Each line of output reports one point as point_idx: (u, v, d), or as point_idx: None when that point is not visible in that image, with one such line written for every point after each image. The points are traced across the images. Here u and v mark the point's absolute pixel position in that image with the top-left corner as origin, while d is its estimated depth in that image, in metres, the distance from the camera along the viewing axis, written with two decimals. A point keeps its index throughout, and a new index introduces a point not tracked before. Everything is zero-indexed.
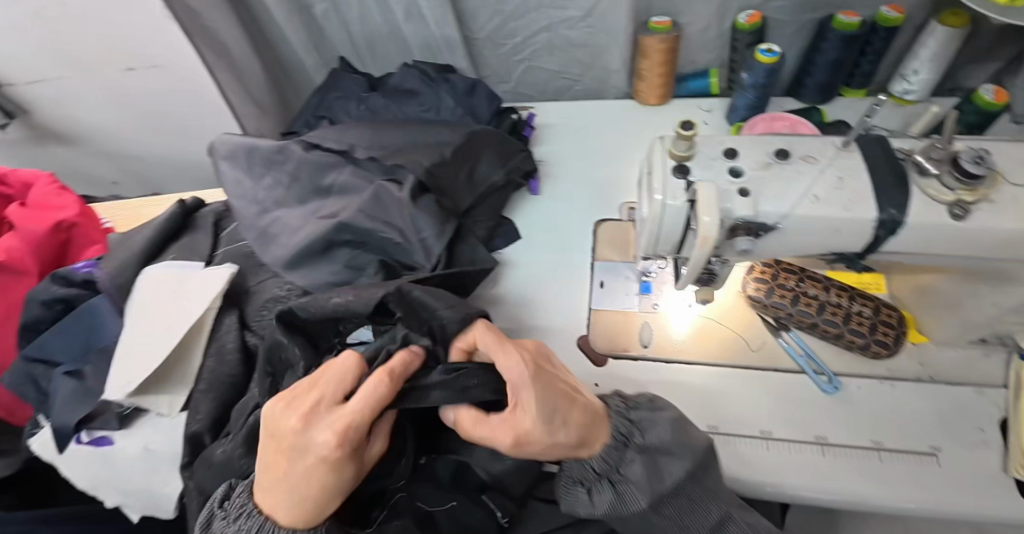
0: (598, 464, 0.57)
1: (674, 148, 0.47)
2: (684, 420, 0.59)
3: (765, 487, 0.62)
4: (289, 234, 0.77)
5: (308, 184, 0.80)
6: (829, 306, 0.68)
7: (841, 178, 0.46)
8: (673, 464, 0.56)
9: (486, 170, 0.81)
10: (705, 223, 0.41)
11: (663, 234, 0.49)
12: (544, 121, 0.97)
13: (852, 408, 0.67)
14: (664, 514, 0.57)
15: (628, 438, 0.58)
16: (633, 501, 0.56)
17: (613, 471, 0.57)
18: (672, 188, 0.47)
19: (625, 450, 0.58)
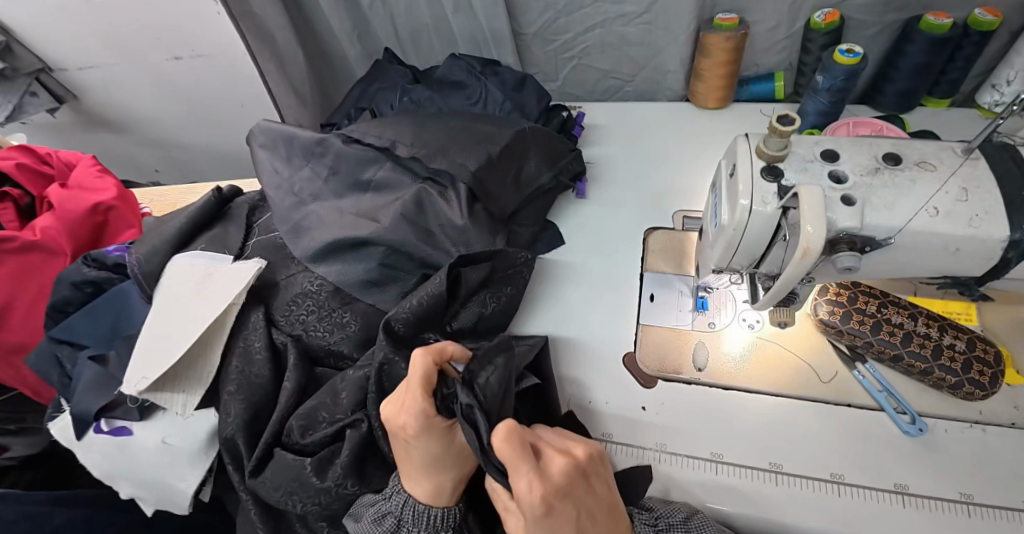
0: None
1: (765, 146, 0.41)
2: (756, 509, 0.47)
3: None
4: (323, 228, 0.73)
5: (345, 176, 0.76)
6: (915, 336, 0.61)
7: (966, 189, 0.39)
8: None
9: (534, 170, 0.75)
10: (808, 233, 0.35)
11: (744, 245, 0.43)
12: (594, 122, 0.92)
13: (938, 454, 0.59)
14: None
15: None
16: None
17: None
18: (762, 192, 0.40)
19: None
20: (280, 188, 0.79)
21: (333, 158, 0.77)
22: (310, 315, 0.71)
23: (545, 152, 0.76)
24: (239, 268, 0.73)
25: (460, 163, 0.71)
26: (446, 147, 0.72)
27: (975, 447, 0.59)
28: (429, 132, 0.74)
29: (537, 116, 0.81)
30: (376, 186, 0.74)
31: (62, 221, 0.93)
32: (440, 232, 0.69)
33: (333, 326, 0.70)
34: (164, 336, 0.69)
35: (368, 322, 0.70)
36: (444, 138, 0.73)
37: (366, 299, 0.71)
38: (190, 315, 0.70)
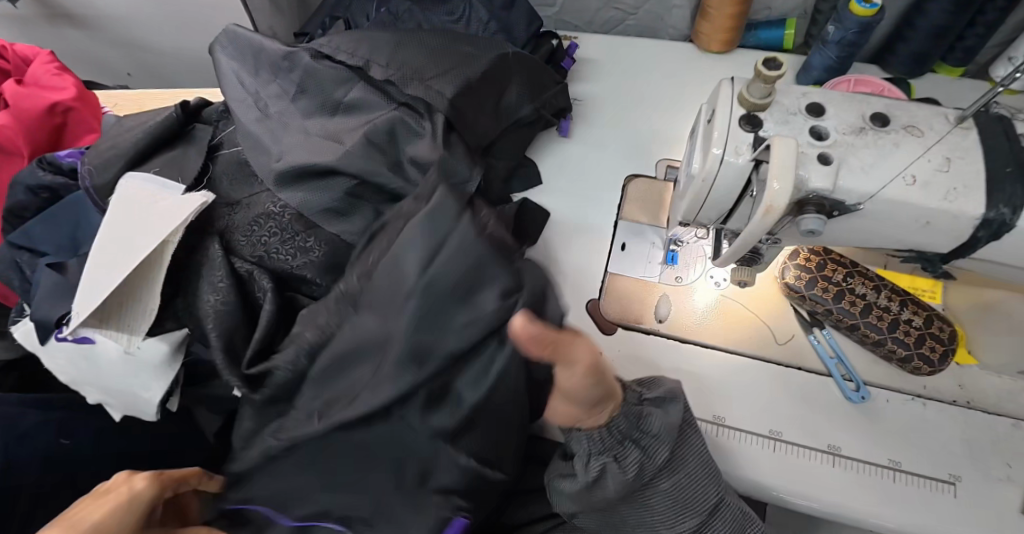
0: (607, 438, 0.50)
1: (748, 93, 0.38)
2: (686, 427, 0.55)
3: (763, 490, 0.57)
4: (287, 146, 0.69)
5: (314, 93, 0.71)
6: (875, 308, 0.61)
7: (949, 159, 0.37)
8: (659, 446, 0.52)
9: (515, 101, 0.71)
10: (774, 190, 0.33)
11: (713, 198, 0.41)
12: (589, 56, 0.86)
13: (875, 422, 0.60)
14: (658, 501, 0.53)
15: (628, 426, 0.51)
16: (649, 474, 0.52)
17: (634, 431, 0.52)
18: (738, 142, 0.38)
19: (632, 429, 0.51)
20: (245, 100, 0.74)
21: (301, 72, 0.71)
22: (270, 236, 0.69)
23: (527, 86, 0.71)
24: (188, 200, 0.70)
25: (436, 89, 0.66)
26: (422, 69, 0.66)
27: (912, 419, 0.60)
28: (405, 52, 0.68)
29: (525, 43, 0.75)
30: (346, 108, 0.70)
31: (19, 122, 0.88)
32: (410, 163, 0.66)
33: (294, 249, 0.68)
34: (99, 259, 0.66)
35: (334, 250, 0.68)
36: (421, 61, 0.67)
37: (330, 228, 0.67)
38: (125, 243, 0.66)
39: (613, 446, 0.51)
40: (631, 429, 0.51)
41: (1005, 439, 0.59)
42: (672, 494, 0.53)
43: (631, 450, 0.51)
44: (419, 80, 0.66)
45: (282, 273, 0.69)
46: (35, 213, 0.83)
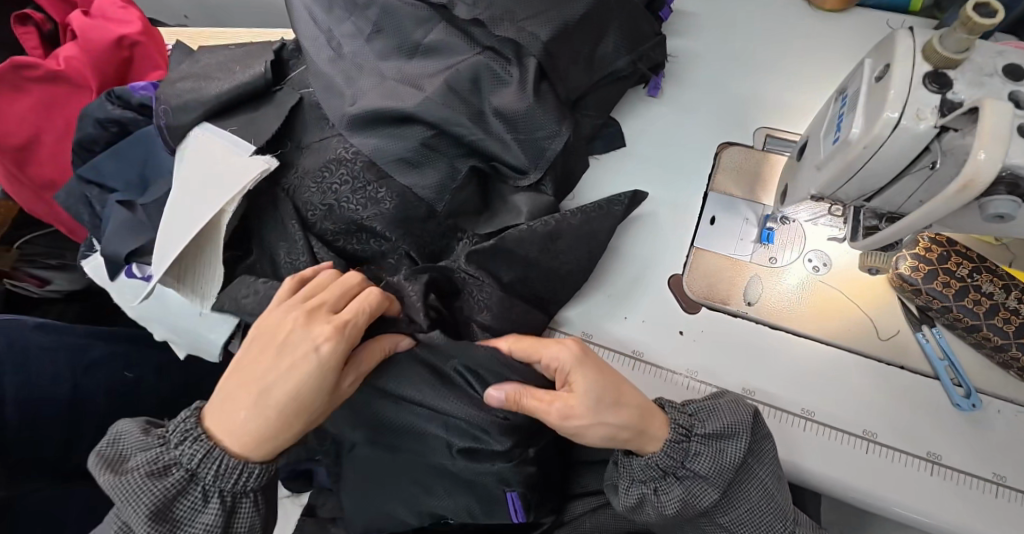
0: (662, 462, 0.52)
1: (940, 45, 0.32)
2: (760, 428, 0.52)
3: (851, 492, 0.53)
4: (361, 89, 0.65)
5: (393, 31, 0.66)
6: (1002, 310, 0.55)
7: None
8: (727, 451, 0.51)
9: (608, 53, 0.65)
10: (979, 161, 0.27)
11: (867, 171, 0.36)
12: (685, 9, 0.78)
13: (983, 432, 0.55)
14: (735, 505, 0.53)
15: (689, 431, 0.52)
16: (703, 494, 0.52)
17: (679, 467, 0.52)
18: (920, 103, 0.32)
19: (688, 445, 0.52)
20: (320, 39, 0.70)
21: (380, 8, 0.67)
22: (342, 185, 0.65)
23: (622, 36, 0.65)
24: (251, 157, 0.66)
25: (527, 34, 0.60)
26: (513, 10, 0.60)
27: None
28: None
29: None
30: (427, 51, 0.65)
31: (88, 54, 0.87)
32: (493, 114, 0.61)
33: (366, 200, 0.65)
34: (171, 220, 0.66)
35: (405, 202, 0.64)
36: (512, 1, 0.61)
37: (402, 179, 0.63)
38: (195, 206, 0.66)
39: (666, 471, 0.53)
40: (676, 464, 0.52)
41: None
42: (735, 514, 0.53)
43: (676, 484, 0.52)
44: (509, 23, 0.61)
45: (351, 224, 0.66)
46: (104, 148, 0.83)
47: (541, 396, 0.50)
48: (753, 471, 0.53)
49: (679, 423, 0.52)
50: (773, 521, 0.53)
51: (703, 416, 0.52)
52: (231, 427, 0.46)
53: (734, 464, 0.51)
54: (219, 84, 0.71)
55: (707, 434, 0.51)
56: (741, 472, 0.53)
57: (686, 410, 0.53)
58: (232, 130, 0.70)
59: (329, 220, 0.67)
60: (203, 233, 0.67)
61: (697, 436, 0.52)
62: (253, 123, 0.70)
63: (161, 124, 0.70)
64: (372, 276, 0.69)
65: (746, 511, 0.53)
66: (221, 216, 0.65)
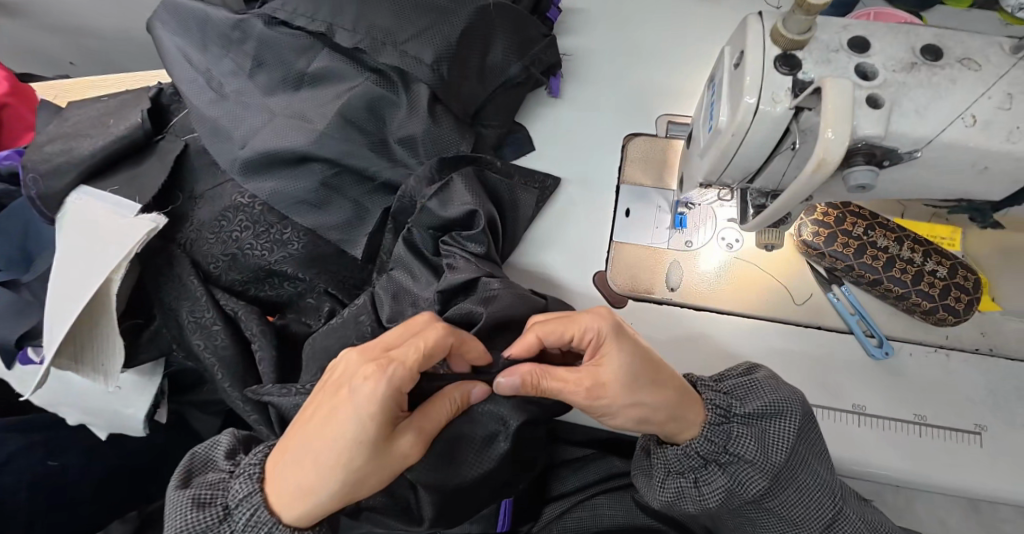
0: (704, 447, 0.48)
1: (785, 28, 0.32)
2: (809, 426, 0.49)
3: None
4: (249, 129, 0.62)
5: (275, 64, 0.63)
6: (898, 261, 0.58)
7: (1011, 94, 0.32)
8: (780, 429, 0.47)
9: (500, 61, 0.64)
10: (828, 141, 0.28)
11: (741, 155, 0.37)
12: (575, 4, 0.78)
13: (899, 375, 0.58)
14: (768, 507, 0.49)
15: (727, 411, 0.48)
16: (750, 484, 0.47)
17: (722, 453, 0.48)
18: (775, 87, 0.33)
19: (727, 424, 0.48)
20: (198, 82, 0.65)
21: (259, 43, 0.63)
22: (242, 232, 0.63)
23: (511, 44, 0.64)
24: (136, 217, 0.62)
25: (412, 55, 0.59)
26: (395, 32, 0.59)
27: (935, 370, 0.59)
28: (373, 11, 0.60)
29: None
30: (312, 81, 0.62)
31: None
32: (395, 142, 0.60)
33: (271, 243, 0.62)
34: (55, 297, 0.61)
35: (313, 242, 0.63)
36: (394, 23, 0.59)
37: (303, 220, 0.61)
38: (76, 275, 0.61)
39: (717, 450, 0.48)
40: (721, 450, 0.48)
41: None
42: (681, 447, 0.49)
43: (719, 473, 0.48)
44: (395, 47, 0.59)
45: (260, 270, 0.64)
46: None
47: (566, 377, 0.46)
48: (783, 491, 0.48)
49: (713, 435, 0.48)
50: (826, 513, 0.48)
51: (735, 455, 0.47)
52: (289, 492, 0.42)
53: (787, 451, 0.47)
54: (93, 142, 0.66)
55: (748, 414, 0.48)
56: (793, 463, 0.47)
57: (724, 390, 0.50)
58: (113, 190, 0.65)
59: (236, 268, 0.64)
60: (95, 305, 0.62)
61: (737, 417, 0.48)
62: (138, 180, 0.65)
63: (31, 194, 0.64)
64: (292, 319, 0.68)
65: (801, 499, 0.48)
66: (109, 285, 0.61)
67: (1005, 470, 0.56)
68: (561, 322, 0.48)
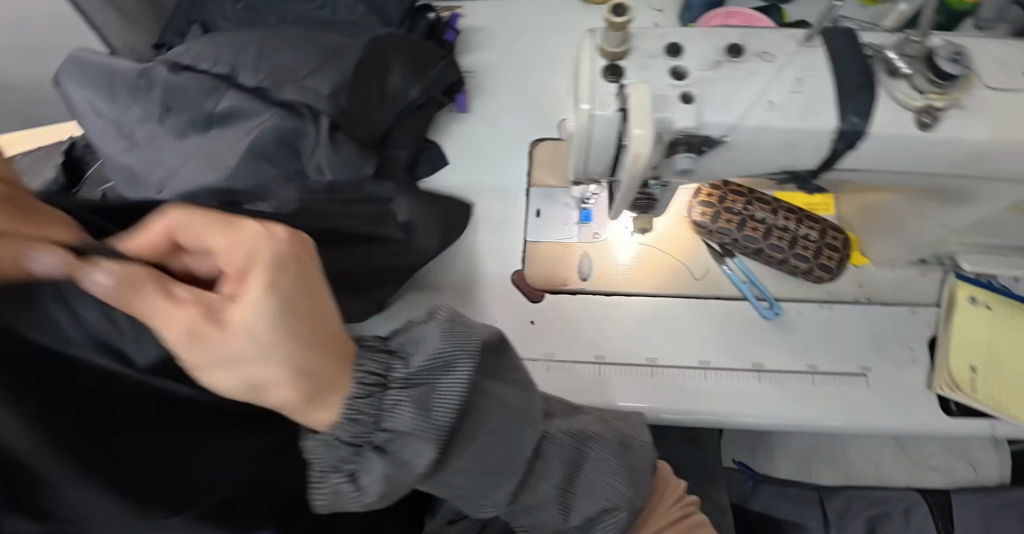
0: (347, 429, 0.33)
1: (606, 43, 0.38)
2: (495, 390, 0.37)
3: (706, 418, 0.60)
4: (160, 173, 0.64)
5: (180, 108, 0.65)
6: (775, 230, 0.64)
7: (801, 79, 0.38)
8: (450, 394, 0.33)
9: (400, 83, 0.68)
10: (636, 137, 0.34)
11: (593, 153, 0.41)
12: (475, 24, 0.83)
13: (790, 332, 0.65)
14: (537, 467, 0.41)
15: (389, 376, 0.33)
16: (418, 460, 0.33)
17: (418, 429, 0.33)
18: (603, 95, 0.38)
19: (387, 389, 0.33)
20: (101, 128, 0.65)
21: (163, 90, 0.65)
22: None
23: (409, 68, 0.68)
24: None
25: (312, 88, 0.62)
26: (295, 69, 0.63)
27: (823, 324, 0.66)
28: (274, 53, 0.64)
29: (399, 21, 0.71)
30: (218, 120, 0.64)
31: None
32: (306, 171, 0.63)
33: None
34: None
35: None
36: (294, 62, 0.63)
37: None
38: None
39: (476, 408, 0.36)
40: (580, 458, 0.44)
41: (901, 325, 0.67)
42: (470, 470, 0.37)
43: (409, 440, 0.33)
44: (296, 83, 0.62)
45: None
46: None
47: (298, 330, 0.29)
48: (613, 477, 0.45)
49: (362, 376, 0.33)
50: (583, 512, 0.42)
51: (505, 429, 0.37)
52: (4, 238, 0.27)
53: (447, 422, 0.33)
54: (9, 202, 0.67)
55: (411, 373, 0.33)
56: (462, 428, 0.35)
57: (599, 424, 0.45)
58: None
59: None
60: None
61: (396, 381, 0.33)
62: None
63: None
64: None
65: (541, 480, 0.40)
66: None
67: (890, 405, 0.64)
68: (249, 248, 0.29)
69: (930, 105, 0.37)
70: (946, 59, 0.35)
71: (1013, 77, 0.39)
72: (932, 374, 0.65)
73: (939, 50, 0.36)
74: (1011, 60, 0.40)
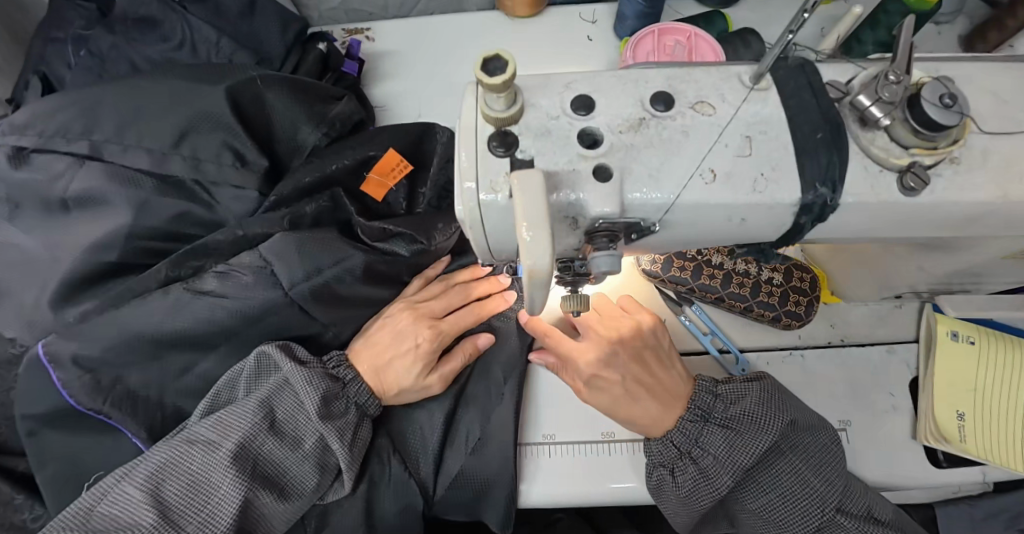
0: (676, 437, 0.49)
1: (487, 105, 0.28)
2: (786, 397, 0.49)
3: None
4: (11, 272, 0.54)
5: (23, 191, 0.54)
6: (735, 275, 0.56)
7: (748, 138, 0.29)
8: (758, 437, 0.46)
9: (290, 131, 0.58)
10: (526, 244, 0.24)
11: (492, 241, 0.32)
12: (384, 49, 0.72)
13: None
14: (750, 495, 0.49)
15: (707, 414, 0.49)
16: (719, 482, 0.46)
17: (693, 445, 0.48)
18: (492, 173, 0.28)
19: (704, 425, 0.48)
20: None
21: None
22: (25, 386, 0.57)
23: (294, 109, 0.57)
24: None
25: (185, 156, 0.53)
26: (154, 133, 0.53)
27: (793, 376, 0.58)
28: (128, 114, 0.53)
29: (284, 55, 0.60)
30: (78, 203, 0.53)
31: None
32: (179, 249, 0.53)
33: None
34: None
35: None
36: (154, 125, 0.53)
37: None
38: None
39: (711, 446, 0.47)
40: (691, 443, 0.48)
41: (881, 368, 0.60)
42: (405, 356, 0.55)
43: (692, 465, 0.47)
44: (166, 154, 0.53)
45: None
46: None
47: None
48: (778, 459, 0.48)
49: (683, 441, 0.48)
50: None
51: (731, 439, 0.47)
52: None
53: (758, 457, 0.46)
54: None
55: (728, 417, 0.48)
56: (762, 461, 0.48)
57: (715, 391, 0.50)
58: None
59: None
60: None
61: (715, 419, 0.48)
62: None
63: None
64: None
65: None
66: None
67: (871, 464, 0.57)
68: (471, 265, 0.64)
69: (915, 161, 0.29)
70: (934, 104, 0.26)
71: (1010, 118, 0.31)
72: (915, 422, 0.58)
73: (924, 91, 0.27)
74: (1004, 93, 0.31)
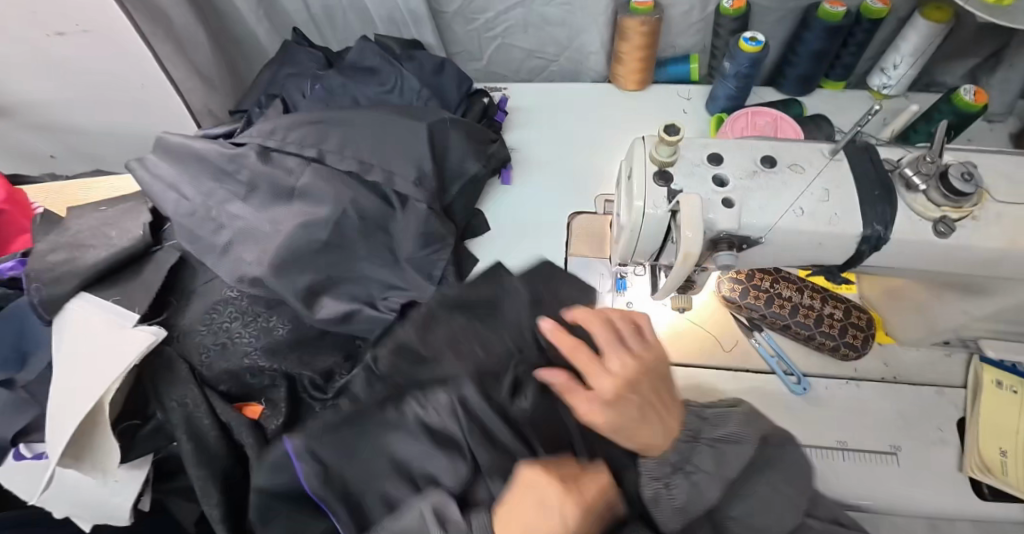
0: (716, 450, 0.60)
1: (656, 153, 0.44)
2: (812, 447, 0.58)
3: None
4: (242, 238, 0.72)
5: (262, 179, 0.73)
6: (802, 308, 0.69)
7: (828, 190, 0.43)
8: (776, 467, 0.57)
9: (458, 160, 0.76)
10: (687, 238, 0.39)
11: (641, 243, 0.47)
12: (519, 105, 0.92)
13: (818, 408, 0.68)
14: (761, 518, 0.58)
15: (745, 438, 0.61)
16: None
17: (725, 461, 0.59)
18: (655, 196, 0.43)
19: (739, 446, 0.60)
20: (186, 207, 0.73)
21: (245, 162, 0.73)
22: (232, 322, 0.73)
23: (465, 144, 0.76)
24: (135, 329, 0.67)
25: (387, 166, 0.72)
26: (367, 147, 0.71)
27: (849, 400, 0.68)
28: (350, 132, 0.72)
29: (457, 103, 0.79)
30: (301, 192, 0.72)
31: None
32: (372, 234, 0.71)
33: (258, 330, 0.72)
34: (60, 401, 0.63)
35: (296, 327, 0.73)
36: (368, 143, 0.72)
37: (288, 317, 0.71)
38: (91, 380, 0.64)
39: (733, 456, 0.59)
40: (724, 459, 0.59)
41: (929, 405, 0.69)
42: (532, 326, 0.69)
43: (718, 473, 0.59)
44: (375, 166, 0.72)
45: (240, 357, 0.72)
46: None
47: None
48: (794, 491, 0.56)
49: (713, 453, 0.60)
50: None
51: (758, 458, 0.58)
52: None
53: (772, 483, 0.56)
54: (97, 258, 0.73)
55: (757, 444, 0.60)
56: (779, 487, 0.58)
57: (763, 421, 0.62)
58: (114, 300, 0.70)
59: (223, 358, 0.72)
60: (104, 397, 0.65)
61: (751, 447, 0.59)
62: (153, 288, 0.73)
63: (33, 302, 0.68)
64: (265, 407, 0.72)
65: None
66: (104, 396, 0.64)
67: (921, 486, 0.64)
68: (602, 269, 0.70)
69: (945, 216, 0.42)
70: (956, 178, 0.40)
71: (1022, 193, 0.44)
72: (962, 456, 0.66)
73: (950, 170, 0.41)
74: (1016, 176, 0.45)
